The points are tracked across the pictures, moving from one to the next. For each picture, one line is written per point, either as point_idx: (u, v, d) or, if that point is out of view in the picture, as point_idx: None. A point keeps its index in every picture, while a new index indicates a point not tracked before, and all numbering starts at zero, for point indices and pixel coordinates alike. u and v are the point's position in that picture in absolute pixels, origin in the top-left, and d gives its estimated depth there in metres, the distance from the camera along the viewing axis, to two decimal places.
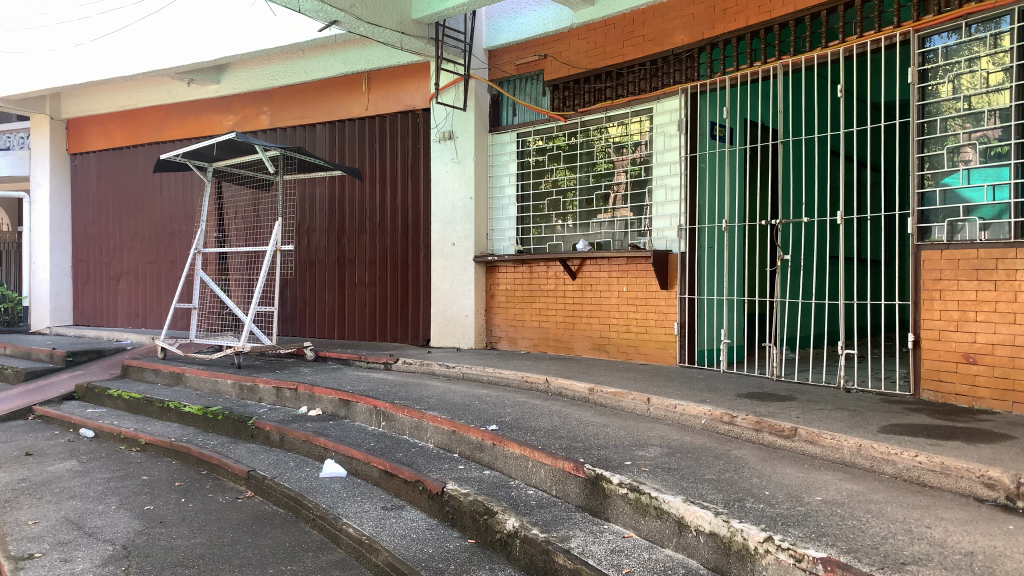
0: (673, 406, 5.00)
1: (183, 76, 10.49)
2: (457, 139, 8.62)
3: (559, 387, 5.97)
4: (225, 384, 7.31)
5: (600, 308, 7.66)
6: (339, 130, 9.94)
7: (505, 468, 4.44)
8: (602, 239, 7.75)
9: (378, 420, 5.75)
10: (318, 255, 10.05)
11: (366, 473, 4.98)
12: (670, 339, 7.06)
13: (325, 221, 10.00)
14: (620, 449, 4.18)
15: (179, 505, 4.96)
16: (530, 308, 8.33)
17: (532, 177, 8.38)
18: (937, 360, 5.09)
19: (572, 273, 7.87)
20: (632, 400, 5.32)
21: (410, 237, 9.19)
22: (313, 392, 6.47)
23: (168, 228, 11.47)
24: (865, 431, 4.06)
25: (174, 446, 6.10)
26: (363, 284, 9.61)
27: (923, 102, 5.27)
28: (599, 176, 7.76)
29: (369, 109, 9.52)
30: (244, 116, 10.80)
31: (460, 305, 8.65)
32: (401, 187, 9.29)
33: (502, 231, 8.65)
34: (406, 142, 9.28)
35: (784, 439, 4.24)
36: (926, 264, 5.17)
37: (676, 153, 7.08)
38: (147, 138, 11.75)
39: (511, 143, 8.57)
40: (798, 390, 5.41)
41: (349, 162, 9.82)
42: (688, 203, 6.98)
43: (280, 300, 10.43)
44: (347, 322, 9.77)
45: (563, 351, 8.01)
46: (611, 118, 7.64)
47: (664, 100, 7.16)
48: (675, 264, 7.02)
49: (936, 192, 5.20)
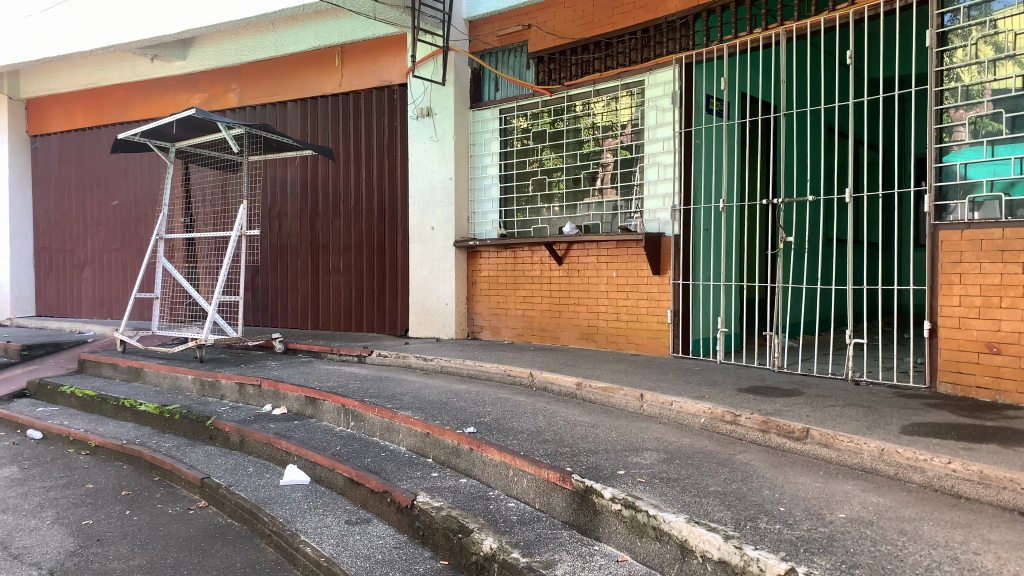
0: (668, 403, 4.54)
1: (146, 52, 9.89)
2: (435, 115, 8.09)
3: (543, 382, 5.50)
4: (186, 380, 6.80)
5: (588, 296, 7.19)
6: (311, 108, 9.38)
7: (483, 476, 3.98)
8: (591, 221, 7.27)
9: (346, 419, 5.28)
10: (290, 240, 9.51)
11: (331, 481, 4.50)
12: (663, 327, 6.60)
13: (297, 204, 9.45)
14: (612, 455, 3.71)
15: (122, 519, 4.47)
16: (514, 295, 7.84)
17: (516, 156, 7.88)
18: (955, 350, 4.65)
19: (558, 257, 7.38)
20: (623, 396, 4.86)
21: (387, 221, 8.68)
22: (278, 389, 5.98)
23: (134, 213, 10.87)
24: (886, 433, 3.60)
25: (125, 449, 5.59)
26: (338, 271, 9.09)
27: (942, 68, 4.80)
28: (587, 155, 7.28)
29: (343, 85, 8.97)
30: (212, 95, 10.19)
31: (440, 292, 8.16)
32: (376, 169, 8.76)
33: (484, 214, 8.14)
34: (382, 120, 8.74)
35: (794, 441, 3.79)
36: (945, 246, 4.72)
37: (670, 128, 6.61)
38: (110, 118, 11.11)
39: (492, 120, 8.05)
40: (803, 383, 4.97)
41: (322, 142, 9.27)
42: (683, 182, 6.50)
43: (250, 289, 9.91)
44: (321, 311, 9.26)
45: (549, 341, 7.55)
46: (600, 92, 7.14)
47: (657, 71, 6.66)
48: (668, 248, 6.55)
49: (957, 166, 4.72)
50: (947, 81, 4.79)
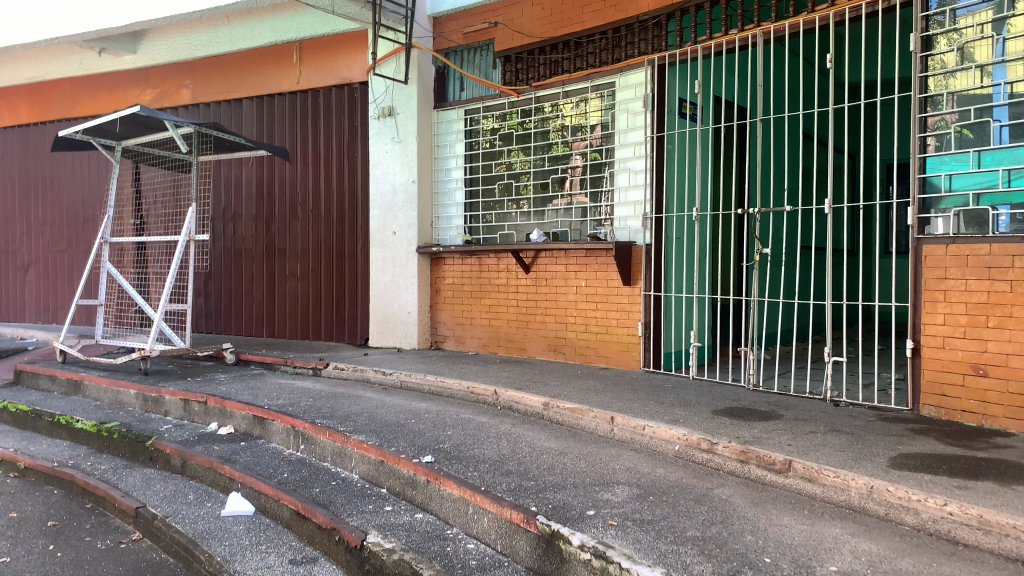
0: (641, 427, 4.27)
1: (92, 44, 9.39)
2: (397, 115, 7.75)
3: (508, 401, 5.20)
4: (127, 395, 6.34)
5: (556, 306, 6.89)
6: (267, 105, 8.95)
7: (441, 511, 3.65)
8: (559, 228, 6.98)
9: (296, 442, 4.92)
10: (245, 244, 9.09)
11: (276, 513, 4.15)
12: (633, 340, 6.34)
13: (252, 206, 9.03)
14: (580, 491, 3.41)
15: (44, 556, 4.06)
16: (479, 303, 7.52)
17: (481, 160, 7.57)
18: (939, 371, 4.44)
19: (525, 266, 7.08)
20: (593, 419, 4.57)
21: (347, 224, 8.30)
22: (225, 407, 5.59)
23: (81, 214, 10.33)
24: (874, 467, 3.36)
25: (54, 472, 5.15)
26: (295, 276, 8.70)
27: (925, 74, 4.58)
28: (555, 159, 6.99)
29: (301, 82, 8.57)
30: (164, 90, 9.71)
31: (402, 300, 7.81)
32: (336, 170, 8.38)
33: (448, 220, 7.81)
34: (342, 119, 8.36)
35: (776, 474, 3.54)
36: (929, 261, 4.49)
37: (641, 132, 6.34)
38: (55, 113, 10.56)
39: (457, 121, 7.72)
40: (781, 405, 4.74)
41: (279, 141, 8.86)
42: (655, 188, 6.23)
43: (203, 293, 9.48)
44: (277, 318, 8.86)
45: (515, 352, 7.24)
46: (569, 94, 6.86)
47: (628, 73, 6.39)
48: (639, 257, 6.28)
49: (943, 176, 4.48)
50: (932, 87, 4.56)
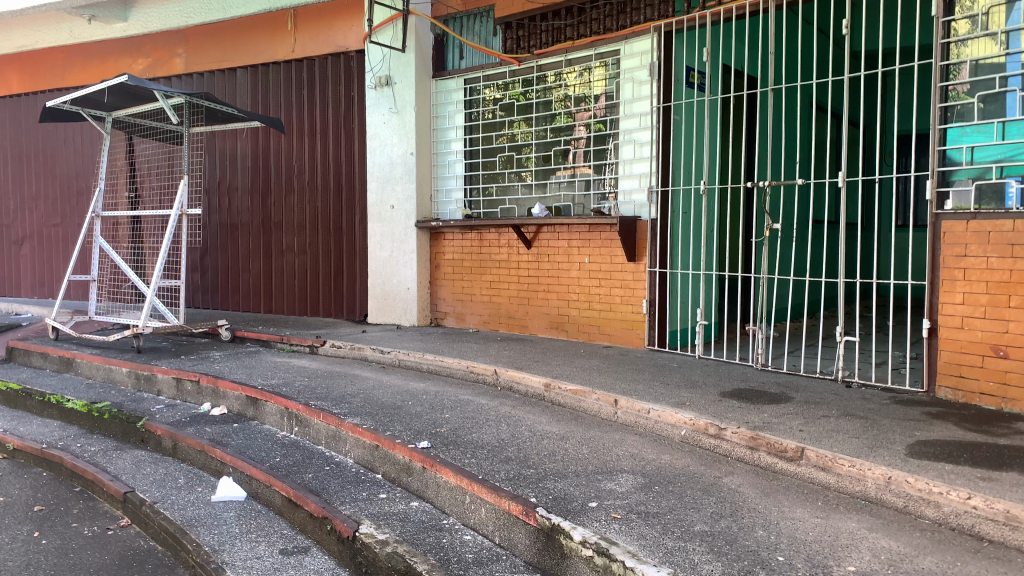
0: (646, 411, 4.10)
1: (82, 12, 9.12)
2: (395, 85, 7.51)
3: (508, 381, 5.04)
4: (119, 373, 6.19)
5: (558, 282, 6.71)
6: (262, 75, 8.70)
7: (437, 500, 3.51)
8: (562, 202, 6.79)
9: (290, 424, 4.78)
10: (241, 218, 8.90)
11: (268, 499, 4.01)
12: (638, 318, 6.17)
13: (247, 179, 8.83)
14: (582, 480, 3.26)
15: (28, 543, 3.92)
16: (480, 279, 7.33)
17: (482, 131, 7.34)
18: (957, 352, 4.26)
19: (526, 241, 6.89)
20: (596, 401, 4.41)
21: (344, 198, 8.10)
22: (217, 387, 5.44)
23: (74, 186, 10.12)
24: (891, 455, 3.20)
25: (42, 454, 5.01)
26: (292, 251, 8.52)
27: (948, 40, 4.33)
28: (557, 131, 6.76)
29: (296, 51, 8.32)
30: (156, 59, 9.46)
31: (401, 276, 7.63)
32: (333, 142, 8.15)
33: (448, 193, 7.60)
34: (338, 89, 8.12)
35: (787, 462, 3.38)
36: (949, 238, 4.29)
37: (647, 103, 6.10)
38: (46, 83, 10.31)
39: (457, 91, 7.47)
40: (790, 386, 4.57)
41: (274, 112, 8.63)
42: (661, 162, 6.01)
43: (199, 268, 9.32)
44: (274, 294, 8.70)
45: (516, 329, 7.08)
46: (571, 62, 6.62)
47: (633, 40, 6.15)
48: (644, 232, 6.08)
49: (964, 148, 4.25)
50: (954, 54, 4.30)
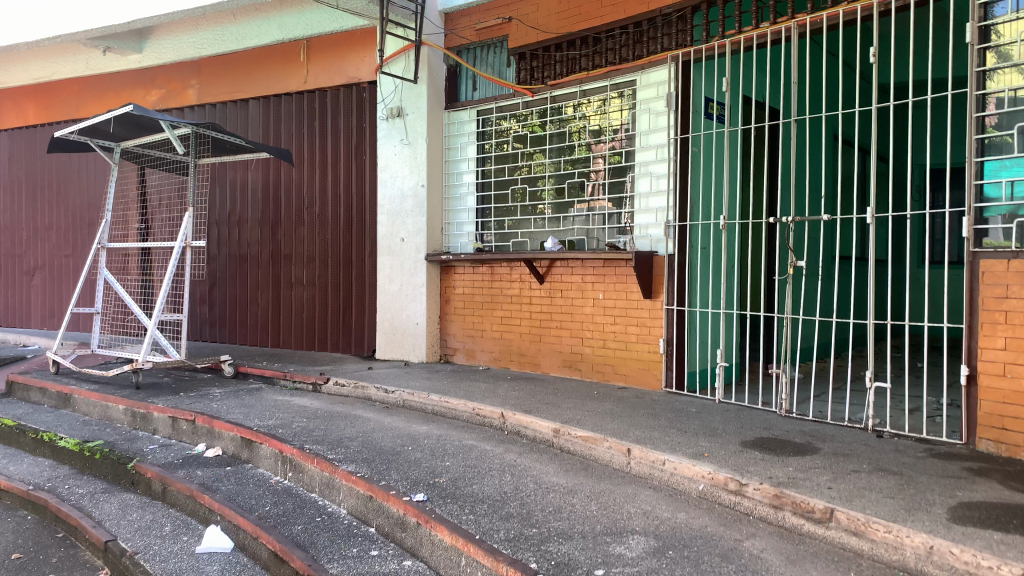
0: (660, 462, 3.82)
1: (97, 44, 9.12)
2: (406, 116, 7.36)
3: (516, 426, 4.77)
4: (116, 410, 5.99)
5: (572, 319, 6.45)
6: (274, 106, 8.61)
7: (432, 559, 3.23)
8: (575, 236, 6.55)
9: (284, 468, 4.54)
10: (250, 250, 8.76)
11: (255, 552, 3.74)
12: (654, 358, 5.88)
13: (258, 210, 8.69)
14: (589, 543, 2.97)
15: None
16: (491, 315, 7.09)
17: (494, 162, 7.16)
18: (999, 402, 3.94)
19: (539, 275, 6.65)
20: (607, 450, 4.13)
21: (355, 230, 7.92)
22: (213, 427, 5.21)
23: (85, 217, 10.05)
24: (932, 520, 2.89)
25: (26, 496, 4.78)
26: (301, 284, 8.33)
27: (984, 68, 4.06)
28: (571, 164, 6.56)
29: (308, 82, 8.22)
30: (170, 91, 9.43)
31: (410, 311, 7.41)
32: (344, 174, 8.01)
33: (460, 226, 7.40)
34: (350, 120, 7.98)
35: (814, 525, 3.08)
36: (988, 278, 3.99)
37: (664, 134, 5.88)
38: (61, 114, 10.32)
39: (469, 122, 7.30)
40: (817, 436, 4.27)
41: (285, 144, 8.51)
42: (679, 195, 5.77)
43: (207, 301, 9.18)
44: (282, 327, 8.50)
45: (528, 368, 6.81)
46: (586, 93, 6.44)
47: (650, 70, 5.95)
48: (661, 268, 5.82)
49: (1003, 182, 3.96)
50: (991, 83, 4.03)
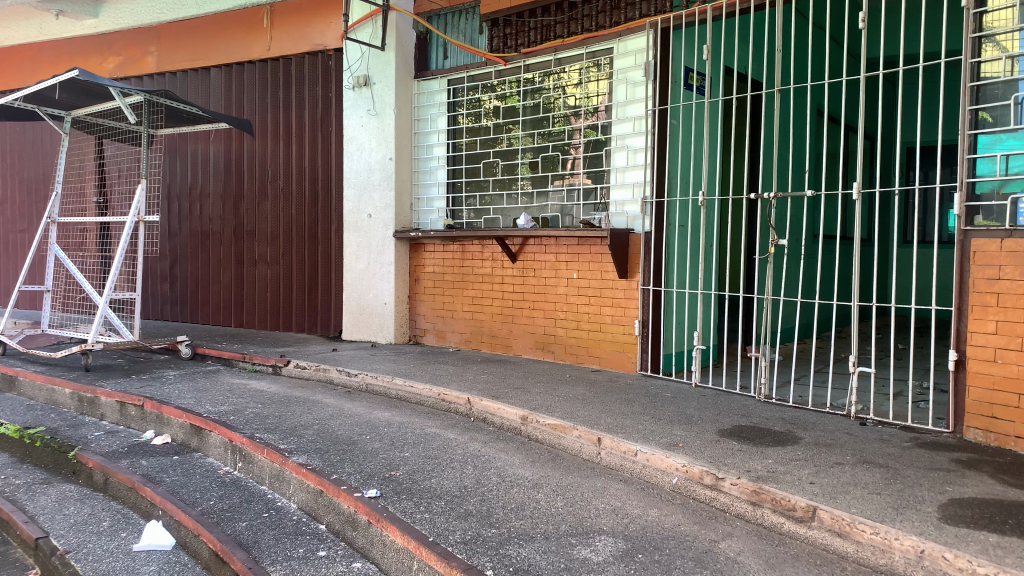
0: (632, 453, 3.57)
1: (49, 7, 8.65)
2: (374, 85, 7.02)
3: (482, 412, 4.51)
4: (62, 394, 5.66)
5: (545, 299, 6.19)
6: (236, 75, 8.22)
7: (383, 562, 2.97)
8: (550, 213, 6.27)
9: (234, 458, 4.26)
10: (212, 225, 8.40)
11: (196, 550, 3.46)
12: (630, 340, 5.64)
13: (219, 184, 8.33)
14: (551, 546, 2.72)
15: None
16: (462, 295, 6.81)
17: (466, 135, 6.85)
18: (988, 390, 3.72)
19: (511, 254, 6.36)
20: (577, 439, 3.89)
21: (320, 205, 7.59)
22: (161, 413, 4.91)
23: (39, 191, 9.61)
24: (922, 520, 2.67)
25: None
26: (265, 262, 8.00)
27: (980, 34, 3.79)
28: (545, 137, 6.26)
29: (272, 50, 7.82)
30: (127, 57, 8.94)
31: (378, 290, 7.11)
32: (309, 146, 7.66)
33: (430, 201, 7.09)
34: (315, 90, 7.62)
35: (796, 524, 2.85)
36: (979, 258, 3.76)
37: (642, 105, 5.59)
38: (15, 82, 9.85)
39: (440, 92, 6.97)
40: (798, 424, 4.05)
41: (248, 114, 8.13)
42: (657, 169, 5.49)
43: (168, 279, 8.83)
44: (246, 306, 8.19)
45: (499, 349, 6.56)
46: (561, 63, 6.13)
47: (628, 37, 5.65)
48: (638, 247, 5.57)
49: (997, 157, 3.71)
50: (987, 51, 3.76)
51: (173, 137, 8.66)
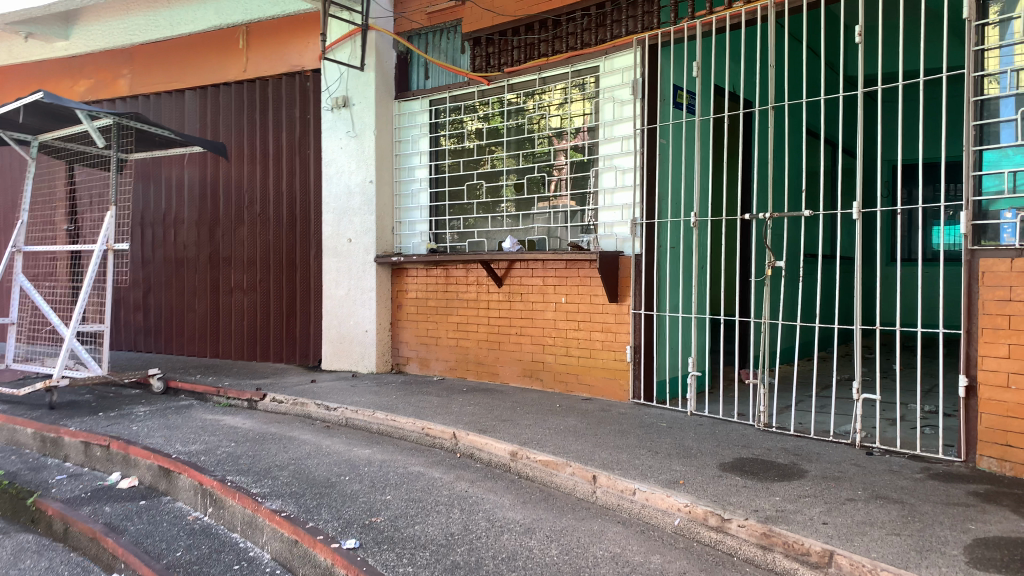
0: (630, 492, 3.35)
1: (18, 30, 8.41)
2: (353, 107, 6.82)
3: (469, 448, 4.27)
4: (24, 434, 5.34)
5: (532, 325, 5.97)
6: (211, 97, 8.00)
7: None
8: (536, 235, 6.06)
9: (205, 503, 3.99)
10: (186, 252, 8.13)
11: None
12: (621, 367, 5.43)
13: (194, 210, 8.08)
14: None
15: None
16: (446, 321, 6.58)
17: (448, 156, 6.65)
18: (1001, 416, 3.53)
19: (496, 278, 6.14)
20: (570, 476, 3.66)
21: (299, 230, 7.36)
22: (128, 454, 4.62)
23: (6, 219, 9.30)
24: (949, 566, 2.46)
25: None
26: (241, 289, 7.75)
27: (983, 47, 3.64)
28: (529, 158, 6.07)
29: (248, 72, 7.61)
30: (100, 82, 8.75)
31: (359, 318, 6.86)
32: (286, 170, 7.43)
33: (412, 225, 6.87)
34: (293, 112, 7.41)
35: (812, 571, 2.63)
36: (988, 278, 3.59)
37: (630, 124, 5.42)
38: None
39: (421, 113, 6.78)
40: (802, 456, 3.85)
41: (224, 138, 7.90)
42: (646, 190, 5.31)
43: (142, 308, 8.54)
44: (222, 335, 7.91)
45: (485, 377, 6.32)
46: (546, 82, 5.95)
47: (614, 55, 5.49)
48: (628, 270, 5.37)
49: (1004, 173, 3.55)
50: (990, 63, 3.62)
51: (146, 162, 8.41)
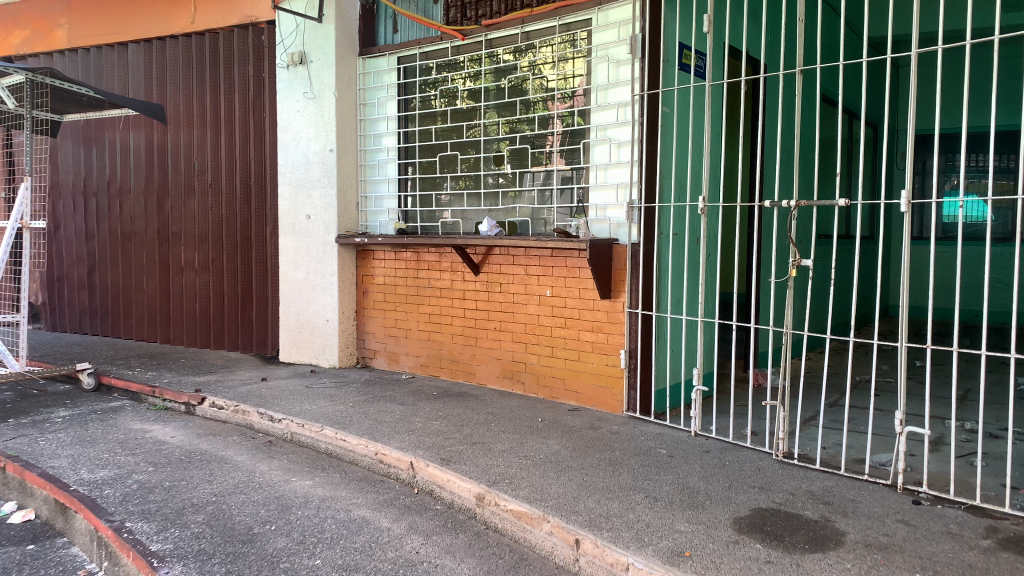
0: (622, 567, 2.62)
1: None
2: (311, 63, 5.97)
3: (428, 483, 3.54)
4: None
5: (513, 320, 5.20)
6: (157, 52, 7.10)
7: None
8: (518, 217, 5.28)
9: (100, 554, 3.22)
10: (134, 226, 7.32)
11: None
12: (615, 374, 4.68)
13: (140, 179, 7.24)
14: None
15: None
16: (416, 312, 5.80)
17: (419, 121, 5.81)
18: None
19: (472, 264, 5.36)
20: (547, 536, 2.93)
21: (253, 204, 6.54)
22: (23, 480, 3.85)
23: None
24: None
25: None
26: (192, 268, 6.96)
27: None
28: (512, 126, 5.24)
29: (196, 22, 6.71)
30: (35, 32, 7.83)
31: (320, 306, 6.08)
32: (239, 136, 6.59)
33: (379, 200, 6.05)
34: (245, 69, 6.53)
35: None
36: None
37: (627, 88, 4.59)
38: None
39: (388, 72, 5.92)
40: (835, 507, 3.12)
41: (172, 99, 7.03)
42: (647, 166, 4.49)
43: (86, 287, 7.75)
44: (172, 318, 7.14)
45: (461, 376, 5.58)
46: (529, 37, 5.10)
47: (609, 6, 4.66)
48: (623, 262, 4.59)
49: None
50: None
51: (88, 124, 7.54)
